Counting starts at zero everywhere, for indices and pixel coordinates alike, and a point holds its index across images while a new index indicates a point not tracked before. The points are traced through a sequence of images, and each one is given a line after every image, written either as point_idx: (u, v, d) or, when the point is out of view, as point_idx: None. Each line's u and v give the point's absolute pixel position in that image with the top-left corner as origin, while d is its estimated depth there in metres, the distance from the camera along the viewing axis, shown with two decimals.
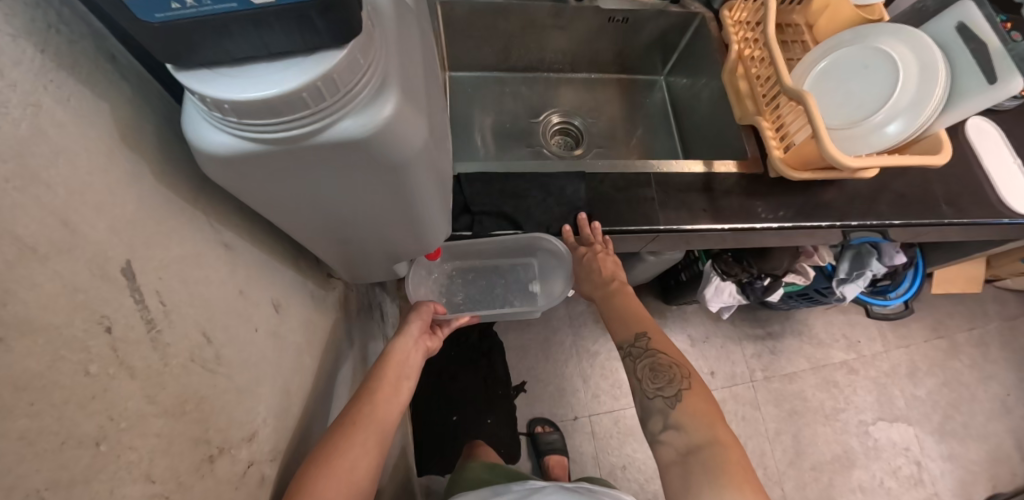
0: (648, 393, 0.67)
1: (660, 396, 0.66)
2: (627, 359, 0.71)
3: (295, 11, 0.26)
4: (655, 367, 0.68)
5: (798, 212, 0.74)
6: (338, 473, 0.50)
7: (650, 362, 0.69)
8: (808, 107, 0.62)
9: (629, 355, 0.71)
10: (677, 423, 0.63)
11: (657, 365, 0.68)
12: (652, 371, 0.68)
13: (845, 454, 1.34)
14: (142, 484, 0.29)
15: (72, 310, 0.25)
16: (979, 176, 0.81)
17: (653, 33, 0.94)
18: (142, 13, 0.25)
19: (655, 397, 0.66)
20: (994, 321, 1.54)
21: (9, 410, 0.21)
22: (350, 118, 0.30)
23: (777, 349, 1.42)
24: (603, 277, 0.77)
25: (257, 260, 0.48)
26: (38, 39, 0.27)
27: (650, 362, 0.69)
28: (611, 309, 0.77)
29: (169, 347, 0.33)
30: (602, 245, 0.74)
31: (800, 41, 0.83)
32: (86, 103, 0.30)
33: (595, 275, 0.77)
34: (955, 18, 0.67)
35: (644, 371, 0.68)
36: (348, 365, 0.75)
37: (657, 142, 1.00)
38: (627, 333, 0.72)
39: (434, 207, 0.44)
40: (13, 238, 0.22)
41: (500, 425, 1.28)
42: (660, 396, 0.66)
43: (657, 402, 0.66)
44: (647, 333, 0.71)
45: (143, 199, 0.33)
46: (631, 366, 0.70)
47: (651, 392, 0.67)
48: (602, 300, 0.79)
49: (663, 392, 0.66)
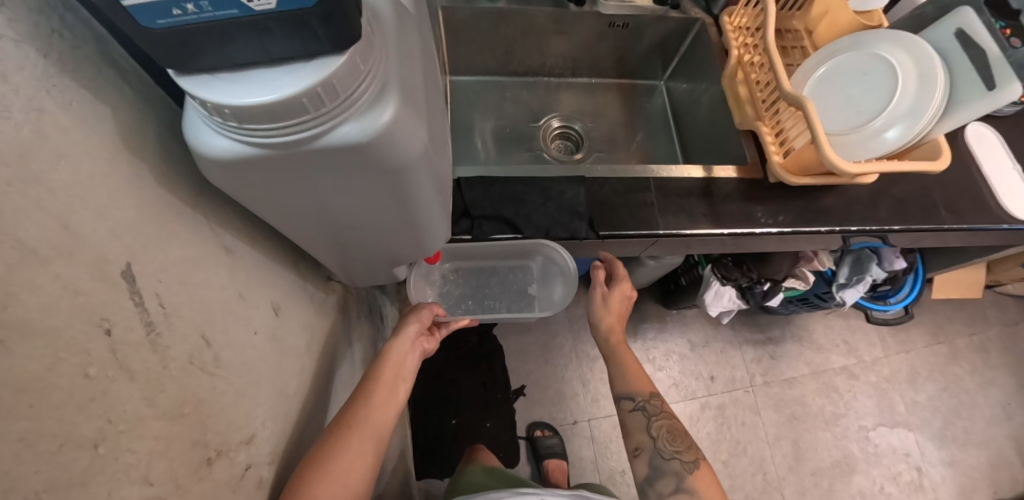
0: (662, 452, 0.70)
1: (677, 458, 0.69)
2: (638, 414, 0.73)
3: (295, 17, 0.26)
4: (672, 429, 0.72)
5: (798, 217, 0.74)
6: (334, 478, 0.50)
7: (667, 423, 0.72)
8: (807, 113, 0.63)
9: (642, 410, 0.73)
10: (690, 488, 0.66)
11: (674, 429, 0.72)
12: (670, 433, 0.71)
13: (845, 459, 1.33)
14: (140, 486, 0.29)
15: (72, 313, 0.26)
16: (979, 182, 0.81)
17: (654, 38, 0.94)
18: (144, 19, 0.25)
19: (671, 458, 0.69)
20: (994, 327, 1.53)
21: (9, 412, 0.21)
22: (349, 122, 0.31)
23: (777, 353, 1.42)
24: (616, 323, 0.80)
25: (257, 263, 0.48)
26: (41, 44, 0.27)
27: (666, 424, 0.72)
28: (619, 360, 0.78)
29: (169, 350, 0.33)
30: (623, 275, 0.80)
31: (800, 47, 0.83)
32: (88, 107, 0.30)
33: (612, 326, 0.80)
34: (953, 25, 0.67)
35: (661, 431, 0.71)
36: (347, 367, 0.75)
37: (657, 147, 1.00)
38: (646, 390, 0.75)
39: (433, 211, 0.44)
40: (13, 241, 0.23)
41: (499, 429, 1.27)
42: (676, 458, 0.69)
43: (673, 464, 0.69)
44: (661, 399, 0.75)
45: (144, 203, 0.33)
46: (645, 422, 0.72)
47: (666, 452, 0.70)
48: (609, 349, 0.80)
49: (680, 455, 0.69)
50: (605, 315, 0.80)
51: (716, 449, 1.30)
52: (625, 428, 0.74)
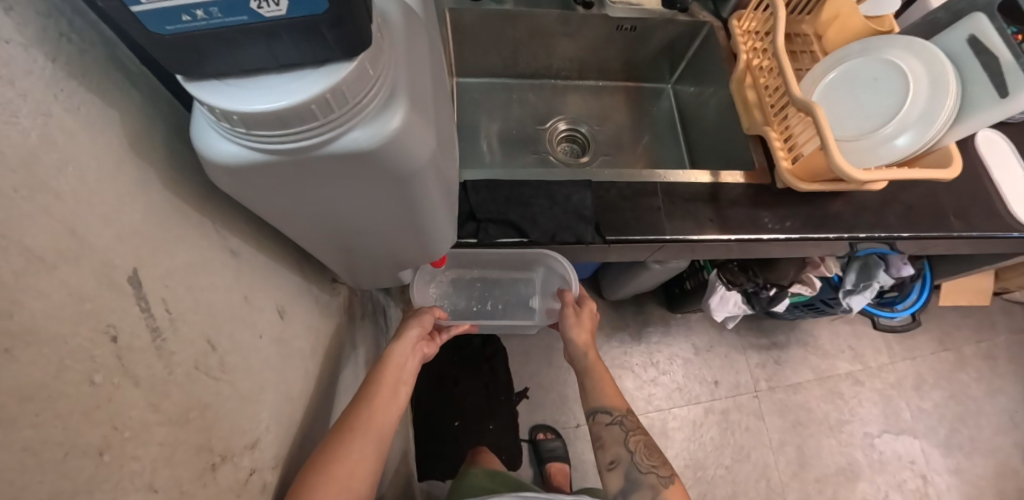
0: (638, 467, 0.67)
1: (654, 473, 0.66)
2: (615, 428, 0.70)
3: (306, 24, 0.26)
4: (648, 444, 0.69)
5: (805, 223, 0.74)
6: (336, 482, 0.49)
7: (642, 438, 0.70)
8: (816, 118, 0.62)
9: (619, 424, 0.70)
10: None
11: (650, 442, 0.69)
12: (646, 448, 0.69)
13: (849, 466, 1.33)
14: (144, 493, 0.28)
15: (78, 319, 0.25)
16: (990, 189, 0.80)
17: (661, 41, 0.93)
18: (153, 25, 0.25)
19: (649, 472, 0.66)
20: (1002, 335, 1.52)
21: (15, 421, 0.21)
22: (359, 128, 0.30)
23: (782, 359, 1.41)
24: (590, 342, 0.77)
25: (263, 267, 0.48)
26: (50, 49, 0.27)
27: (643, 439, 0.70)
28: (591, 375, 0.75)
29: (174, 355, 0.33)
30: (586, 296, 0.83)
31: (809, 52, 0.82)
32: (97, 112, 0.30)
33: (585, 337, 0.77)
34: (966, 31, 0.66)
35: (638, 446, 0.69)
36: (350, 369, 0.75)
37: (663, 151, 0.99)
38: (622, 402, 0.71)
39: (441, 215, 0.44)
40: (20, 247, 0.23)
41: (500, 433, 1.26)
42: (653, 472, 0.66)
43: (651, 478, 0.66)
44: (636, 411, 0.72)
45: (150, 207, 0.33)
46: (622, 436, 0.69)
47: (643, 466, 0.67)
48: (581, 364, 0.76)
49: (657, 470, 0.67)
50: (577, 331, 0.77)
51: (720, 454, 1.29)
52: (599, 441, 0.71)
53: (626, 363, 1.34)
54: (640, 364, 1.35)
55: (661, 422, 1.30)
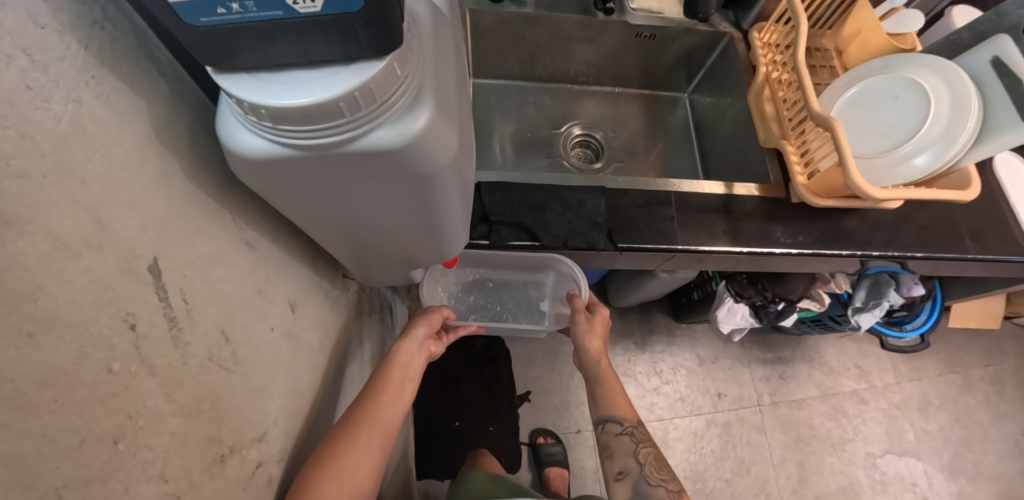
0: (647, 479, 0.67)
1: (663, 486, 0.66)
2: (625, 439, 0.70)
3: (339, 21, 0.26)
4: (657, 457, 0.69)
5: (817, 239, 0.73)
6: (338, 476, 0.49)
7: (652, 451, 0.70)
8: (835, 133, 0.62)
9: (629, 435, 0.70)
10: None
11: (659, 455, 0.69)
12: (656, 461, 0.69)
13: (850, 485, 1.32)
14: (155, 483, 0.28)
15: (99, 307, 0.25)
16: (1006, 213, 0.79)
17: (680, 50, 0.93)
18: (187, 17, 0.25)
19: (659, 486, 0.66)
20: (1010, 360, 1.50)
21: (33, 406, 0.21)
22: (383, 128, 0.31)
23: (787, 374, 1.40)
24: (602, 350, 0.76)
25: (278, 260, 0.49)
26: (82, 35, 0.27)
27: (652, 451, 0.70)
28: (601, 384, 0.75)
29: (189, 346, 0.33)
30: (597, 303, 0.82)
31: (829, 67, 0.82)
32: (125, 100, 0.30)
33: (596, 346, 0.76)
34: (990, 51, 0.65)
35: (648, 459, 0.69)
36: (357, 364, 0.75)
37: (677, 161, 0.99)
38: (631, 414, 0.71)
39: (456, 217, 0.44)
40: (47, 234, 0.23)
41: (502, 433, 1.27)
42: (661, 486, 0.66)
43: (660, 491, 0.65)
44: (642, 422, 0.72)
45: (174, 198, 0.33)
46: (631, 447, 0.69)
47: (652, 480, 0.67)
48: (592, 372, 0.76)
49: (666, 483, 0.66)
50: (591, 339, 0.76)
51: (720, 467, 1.28)
52: (608, 451, 0.71)
53: (629, 371, 1.34)
54: (644, 372, 1.35)
55: (662, 432, 1.29)
